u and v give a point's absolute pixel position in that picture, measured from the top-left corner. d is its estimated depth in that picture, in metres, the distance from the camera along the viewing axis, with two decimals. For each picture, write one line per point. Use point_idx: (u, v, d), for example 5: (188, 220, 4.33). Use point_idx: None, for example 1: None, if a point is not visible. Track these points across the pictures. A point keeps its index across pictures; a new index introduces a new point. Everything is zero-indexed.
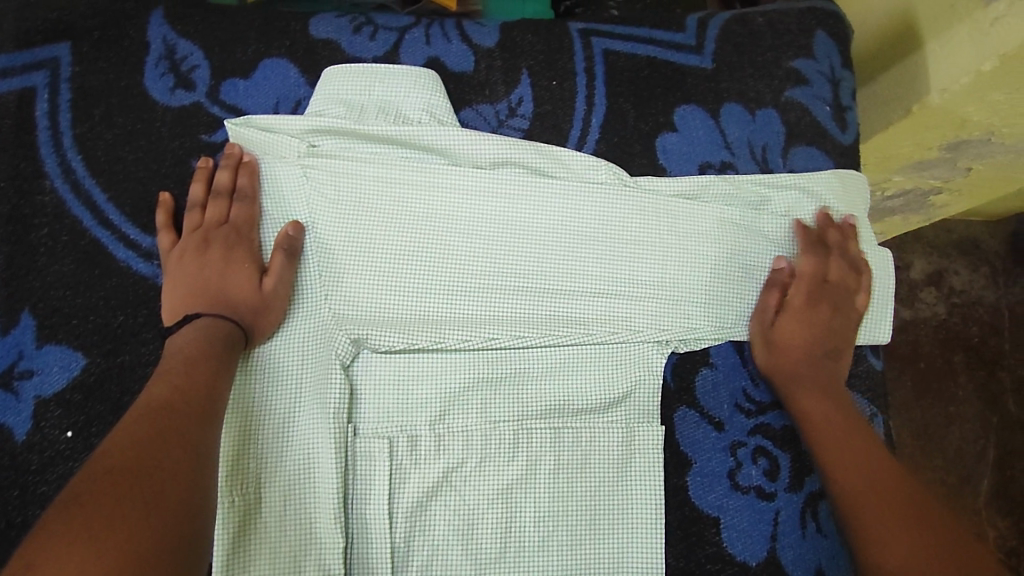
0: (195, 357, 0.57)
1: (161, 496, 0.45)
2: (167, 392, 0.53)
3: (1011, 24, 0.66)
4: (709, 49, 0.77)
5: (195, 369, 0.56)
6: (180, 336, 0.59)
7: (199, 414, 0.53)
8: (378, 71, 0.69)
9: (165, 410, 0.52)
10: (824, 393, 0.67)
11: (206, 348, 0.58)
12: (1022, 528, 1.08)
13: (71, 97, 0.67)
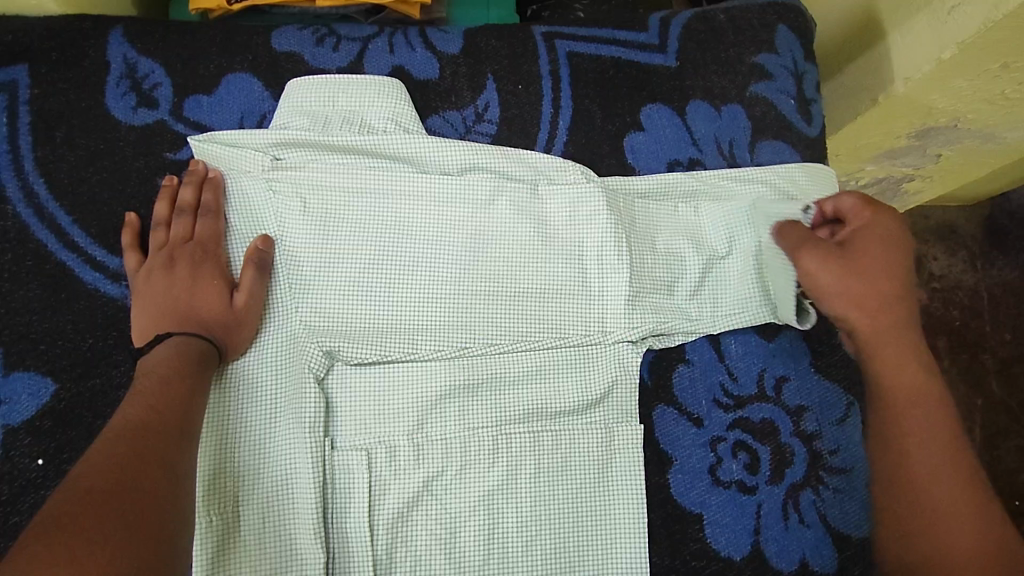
0: (171, 375, 0.55)
1: (142, 520, 0.45)
2: (141, 411, 0.52)
3: (966, 13, 0.67)
4: (673, 47, 0.78)
5: (168, 388, 0.54)
6: (153, 355, 0.57)
7: (175, 432, 0.52)
8: (339, 81, 0.69)
9: (139, 429, 0.51)
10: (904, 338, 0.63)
11: (181, 366, 0.57)
12: (1013, 508, 1.09)
13: (30, 120, 0.67)
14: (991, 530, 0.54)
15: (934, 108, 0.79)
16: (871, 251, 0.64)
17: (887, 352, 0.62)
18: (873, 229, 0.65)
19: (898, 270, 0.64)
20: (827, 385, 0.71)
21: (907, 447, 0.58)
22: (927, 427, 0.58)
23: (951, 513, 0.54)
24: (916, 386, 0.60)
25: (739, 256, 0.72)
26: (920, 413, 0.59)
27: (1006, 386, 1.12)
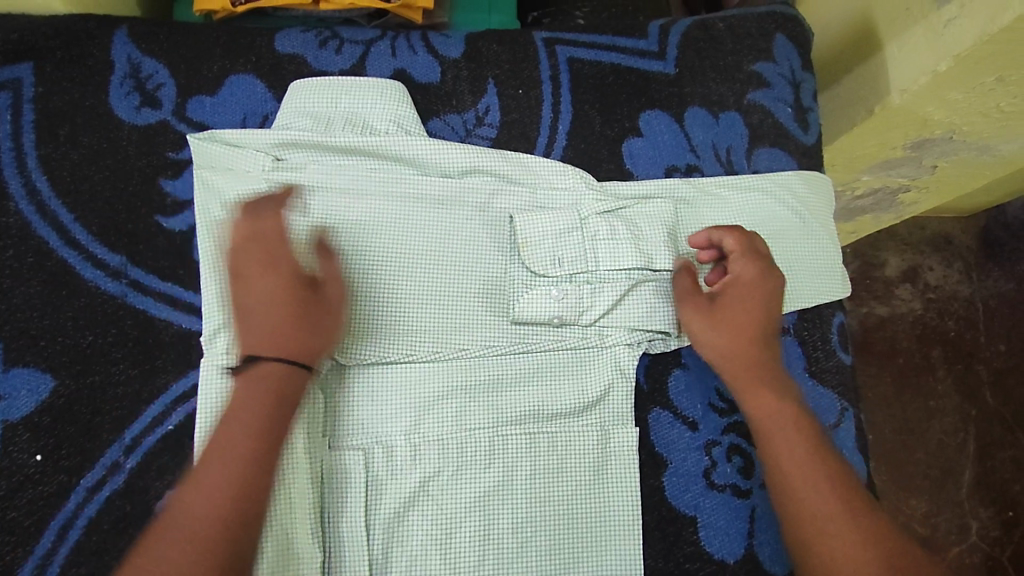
0: (260, 416, 0.56)
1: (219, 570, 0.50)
2: (186, 524, 0.51)
3: (962, 26, 0.67)
4: (672, 55, 0.79)
5: (219, 440, 0.55)
6: (301, 378, 0.59)
7: (230, 499, 0.53)
8: (344, 83, 0.70)
9: (189, 509, 0.52)
10: (767, 380, 0.62)
11: (290, 403, 0.58)
12: (1005, 519, 1.08)
13: (34, 118, 0.67)
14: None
15: (930, 119, 0.79)
16: (750, 299, 0.65)
17: (756, 402, 0.61)
18: (757, 284, 0.65)
19: (773, 321, 0.65)
20: (822, 390, 0.72)
21: (794, 492, 0.57)
22: (809, 473, 0.57)
23: (884, 561, 0.53)
24: (774, 433, 0.59)
25: None
26: (809, 461, 0.58)
27: (1000, 396, 1.13)
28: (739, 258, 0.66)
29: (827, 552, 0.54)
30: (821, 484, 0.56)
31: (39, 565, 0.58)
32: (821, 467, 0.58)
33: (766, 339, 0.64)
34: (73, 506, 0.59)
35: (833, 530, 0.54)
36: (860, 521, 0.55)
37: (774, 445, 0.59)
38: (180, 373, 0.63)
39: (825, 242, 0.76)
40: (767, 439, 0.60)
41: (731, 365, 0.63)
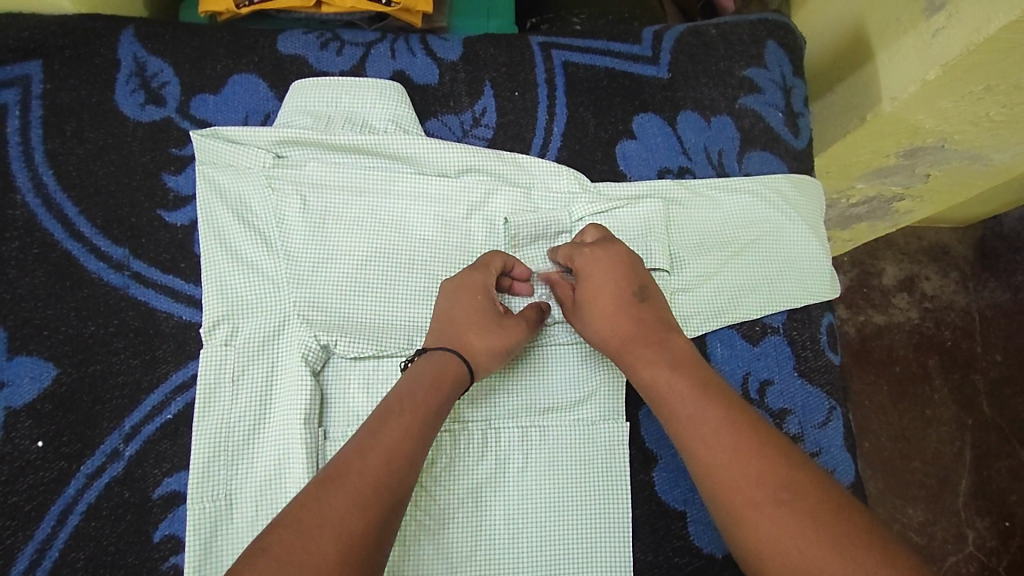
0: (411, 435, 0.54)
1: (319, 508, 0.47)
2: (332, 530, 0.46)
3: (951, 35, 0.69)
4: (665, 60, 0.81)
5: (364, 454, 0.51)
6: (414, 390, 0.56)
7: (377, 506, 0.49)
8: (344, 83, 0.72)
9: (340, 520, 0.47)
10: (659, 349, 0.61)
11: (428, 422, 0.55)
12: (1001, 529, 1.08)
13: (42, 114, 0.69)
14: (815, 514, 0.48)
15: (922, 128, 0.80)
16: (597, 280, 0.65)
17: (645, 369, 0.61)
18: (598, 262, 0.65)
19: (628, 290, 0.64)
20: (810, 389, 0.73)
21: (694, 450, 0.55)
22: (697, 424, 0.55)
23: (777, 496, 0.50)
24: (660, 396, 0.59)
25: (725, 263, 0.75)
26: (696, 413, 0.56)
27: (996, 407, 1.12)
28: (574, 251, 0.67)
29: (721, 499, 0.52)
30: (715, 433, 0.54)
31: (38, 549, 0.59)
32: (709, 416, 0.55)
33: (635, 309, 0.64)
34: (72, 492, 0.61)
35: (721, 477, 0.52)
36: (751, 461, 0.52)
37: (669, 407, 0.58)
38: (180, 364, 0.65)
39: (814, 245, 0.78)
40: (663, 403, 0.59)
41: (614, 336, 0.63)
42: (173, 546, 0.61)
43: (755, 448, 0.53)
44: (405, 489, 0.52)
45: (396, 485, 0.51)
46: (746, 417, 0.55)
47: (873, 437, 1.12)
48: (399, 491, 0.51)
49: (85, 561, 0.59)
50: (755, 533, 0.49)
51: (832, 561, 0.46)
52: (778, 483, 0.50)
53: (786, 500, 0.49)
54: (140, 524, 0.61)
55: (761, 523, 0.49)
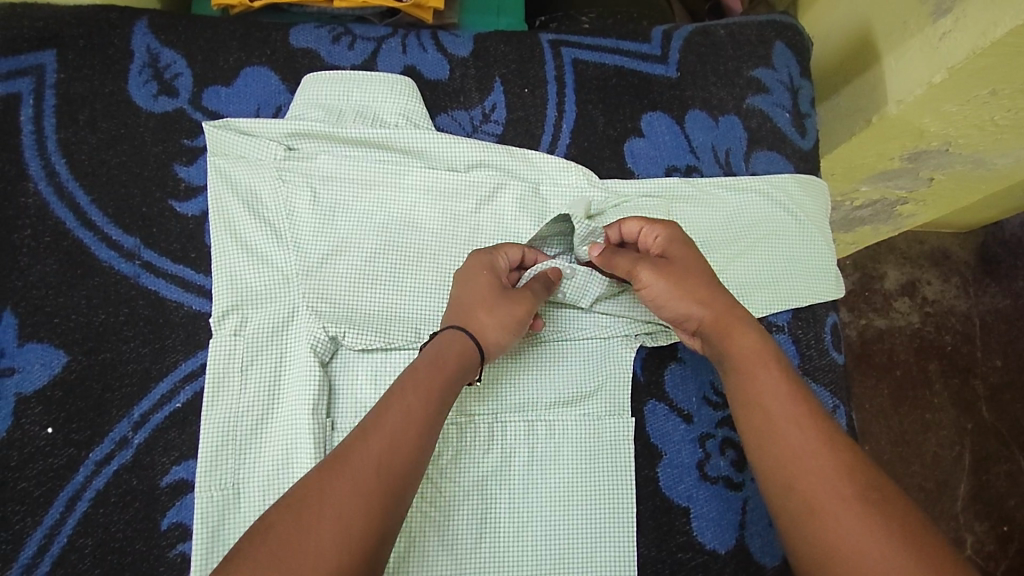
0: (417, 416, 0.53)
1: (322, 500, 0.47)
2: (335, 522, 0.46)
3: (958, 40, 0.69)
4: (673, 59, 0.81)
5: (369, 437, 0.51)
6: (419, 371, 0.56)
7: (379, 491, 0.49)
8: (355, 77, 0.72)
9: (340, 504, 0.47)
10: (747, 333, 0.60)
11: (435, 402, 0.55)
12: (1000, 533, 1.08)
13: (55, 103, 0.69)
14: (896, 518, 0.47)
15: (927, 131, 0.80)
16: (689, 263, 0.63)
17: (735, 349, 0.59)
18: (681, 248, 0.64)
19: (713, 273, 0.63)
20: (815, 388, 0.74)
21: (779, 439, 0.53)
22: (786, 413, 0.54)
23: (862, 496, 0.49)
24: (748, 374, 0.57)
25: (731, 262, 0.75)
26: (787, 401, 0.55)
27: (995, 411, 1.13)
28: (650, 232, 0.66)
29: (803, 489, 0.50)
30: (801, 427, 0.53)
31: (47, 534, 0.60)
32: (800, 409, 0.55)
33: (722, 290, 0.62)
34: (81, 478, 0.61)
35: (806, 468, 0.51)
36: (842, 459, 0.51)
37: (757, 391, 0.56)
38: (189, 353, 0.65)
39: (821, 245, 0.78)
40: (748, 386, 0.57)
41: (703, 314, 0.61)
42: (180, 534, 0.61)
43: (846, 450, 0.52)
44: (412, 472, 0.51)
45: (400, 474, 0.50)
46: (828, 418, 0.55)
47: (873, 440, 1.11)
48: (404, 472, 0.50)
49: (93, 547, 0.60)
50: (835, 528, 0.48)
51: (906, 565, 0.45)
52: (860, 484, 0.49)
53: (873, 499, 0.49)
54: (148, 511, 0.61)
55: (842, 517, 0.48)
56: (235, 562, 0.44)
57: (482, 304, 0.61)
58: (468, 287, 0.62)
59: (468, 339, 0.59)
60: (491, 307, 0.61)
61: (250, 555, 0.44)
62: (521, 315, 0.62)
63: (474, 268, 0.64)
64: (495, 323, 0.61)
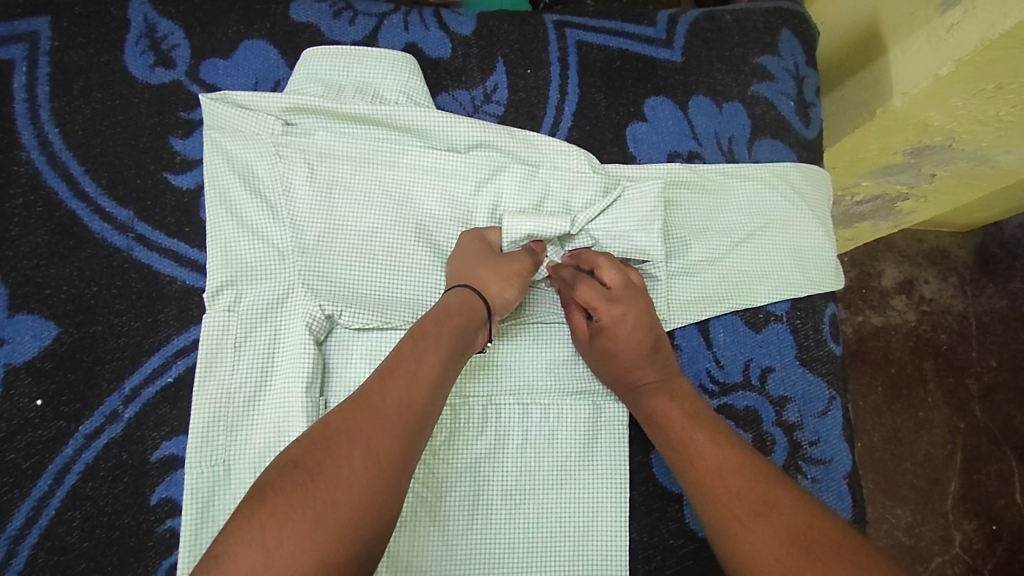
0: (431, 361, 0.55)
1: (346, 437, 0.48)
2: (359, 460, 0.47)
3: (966, 31, 0.68)
4: (679, 43, 0.80)
5: (389, 379, 0.52)
6: (425, 323, 0.58)
7: (405, 423, 0.50)
8: (356, 53, 0.71)
9: (367, 439, 0.48)
10: (662, 387, 0.64)
11: (447, 353, 0.56)
12: (989, 532, 1.09)
13: (49, 71, 0.68)
14: (792, 527, 0.51)
15: (931, 125, 0.79)
16: (624, 337, 0.65)
17: (647, 402, 0.64)
18: (625, 328, 0.65)
19: (644, 336, 0.66)
20: (811, 378, 0.73)
21: (700, 467, 0.58)
22: (705, 444, 0.59)
23: (756, 512, 0.53)
24: (663, 424, 0.62)
25: (730, 250, 0.75)
26: (703, 439, 0.59)
27: (988, 411, 1.13)
28: (602, 304, 0.66)
29: (710, 513, 0.55)
30: (718, 451, 0.58)
31: (35, 506, 0.59)
32: (718, 438, 0.59)
33: (647, 353, 0.65)
34: (70, 451, 0.60)
35: (727, 477, 0.56)
36: (759, 471, 0.56)
37: (675, 433, 0.61)
38: (182, 328, 0.64)
39: (821, 237, 0.77)
40: (667, 425, 0.62)
41: (621, 372, 0.66)
42: (169, 509, 0.60)
43: (752, 471, 0.56)
44: (431, 410, 0.53)
45: (417, 419, 0.51)
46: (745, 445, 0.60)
47: (866, 435, 1.11)
48: (423, 414, 0.52)
49: (81, 521, 0.59)
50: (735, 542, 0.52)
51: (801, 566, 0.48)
52: (755, 500, 0.54)
53: (765, 513, 0.52)
54: (137, 486, 0.61)
55: (743, 532, 0.52)
56: (268, 489, 0.45)
57: (478, 263, 0.64)
58: (464, 254, 0.65)
59: (470, 291, 0.61)
60: (487, 264, 0.63)
61: (282, 482, 0.45)
62: (518, 269, 0.65)
63: (469, 242, 0.66)
64: (495, 276, 0.63)
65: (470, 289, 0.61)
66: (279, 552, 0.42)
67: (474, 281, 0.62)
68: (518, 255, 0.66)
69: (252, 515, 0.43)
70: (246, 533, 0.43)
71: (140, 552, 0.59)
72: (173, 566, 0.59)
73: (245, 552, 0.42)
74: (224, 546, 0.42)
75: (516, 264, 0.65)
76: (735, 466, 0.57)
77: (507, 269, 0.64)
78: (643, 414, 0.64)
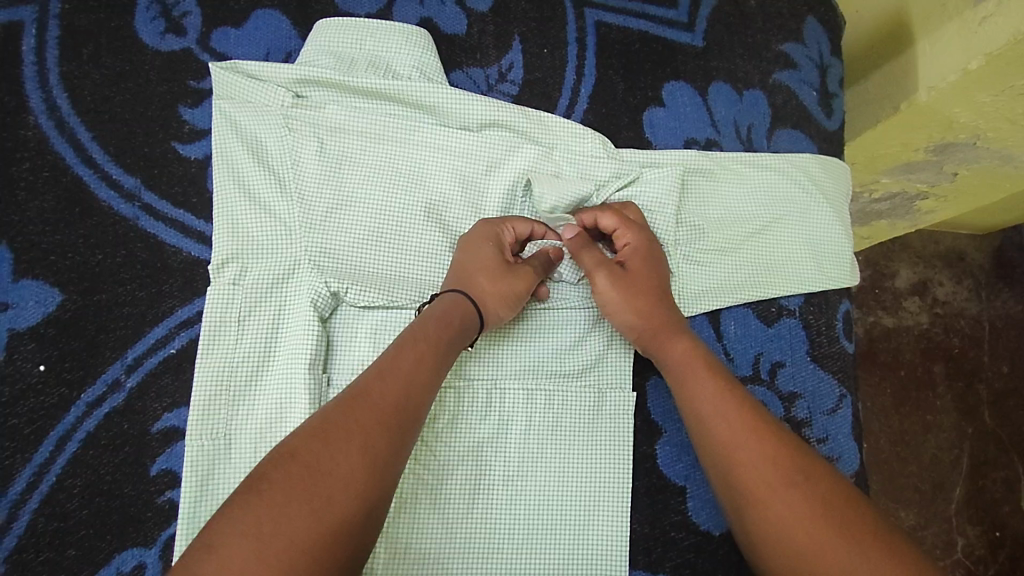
0: (427, 362, 0.54)
1: (345, 431, 0.47)
2: (355, 458, 0.46)
3: (997, 24, 0.65)
4: (700, 28, 0.78)
5: (385, 375, 0.52)
6: (425, 324, 0.57)
7: (397, 424, 0.50)
8: (370, 25, 0.70)
9: (365, 434, 0.48)
10: (681, 333, 0.63)
11: (444, 351, 0.56)
12: (992, 539, 1.07)
13: (59, 34, 0.67)
14: (826, 499, 0.50)
15: (955, 122, 0.76)
16: (642, 269, 0.66)
17: (672, 353, 0.62)
18: (640, 255, 0.66)
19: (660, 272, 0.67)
20: (822, 375, 0.72)
21: (714, 438, 0.56)
22: (719, 408, 0.57)
23: (787, 480, 0.52)
24: (683, 377, 0.60)
25: (744, 241, 0.73)
26: (721, 399, 0.58)
27: (998, 418, 1.11)
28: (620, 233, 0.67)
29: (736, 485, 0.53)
30: (730, 421, 0.56)
31: (36, 471, 0.59)
32: (732, 402, 0.57)
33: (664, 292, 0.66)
34: (71, 419, 0.60)
35: (744, 450, 0.54)
36: (776, 444, 0.54)
37: (689, 399, 0.59)
38: (186, 300, 0.64)
39: (838, 231, 0.75)
40: (683, 390, 0.60)
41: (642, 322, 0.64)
42: (168, 481, 0.60)
43: (774, 439, 0.54)
44: (423, 411, 0.53)
45: (410, 417, 0.51)
46: (757, 404, 0.58)
47: (872, 436, 1.10)
48: (417, 412, 0.52)
49: (81, 488, 0.59)
50: (763, 518, 0.51)
51: (834, 545, 0.47)
52: (790, 469, 0.52)
53: (796, 484, 0.51)
54: (137, 457, 0.60)
55: (774, 505, 0.51)
56: (266, 481, 0.44)
57: (484, 272, 0.61)
58: (477, 260, 0.62)
59: (467, 302, 0.59)
60: (492, 279, 0.61)
61: (279, 473, 0.44)
62: (521, 289, 0.62)
63: (483, 244, 0.63)
64: (499, 299, 0.61)
65: (466, 301, 0.59)
66: (278, 543, 0.41)
67: (474, 292, 0.60)
68: (526, 271, 0.63)
69: (247, 508, 0.42)
70: (243, 525, 0.42)
71: (139, 522, 0.59)
72: (171, 538, 0.59)
73: (241, 546, 0.40)
74: (216, 534, 0.41)
75: (521, 282, 0.62)
76: (752, 435, 0.55)
77: (505, 285, 0.61)
78: (671, 368, 0.61)
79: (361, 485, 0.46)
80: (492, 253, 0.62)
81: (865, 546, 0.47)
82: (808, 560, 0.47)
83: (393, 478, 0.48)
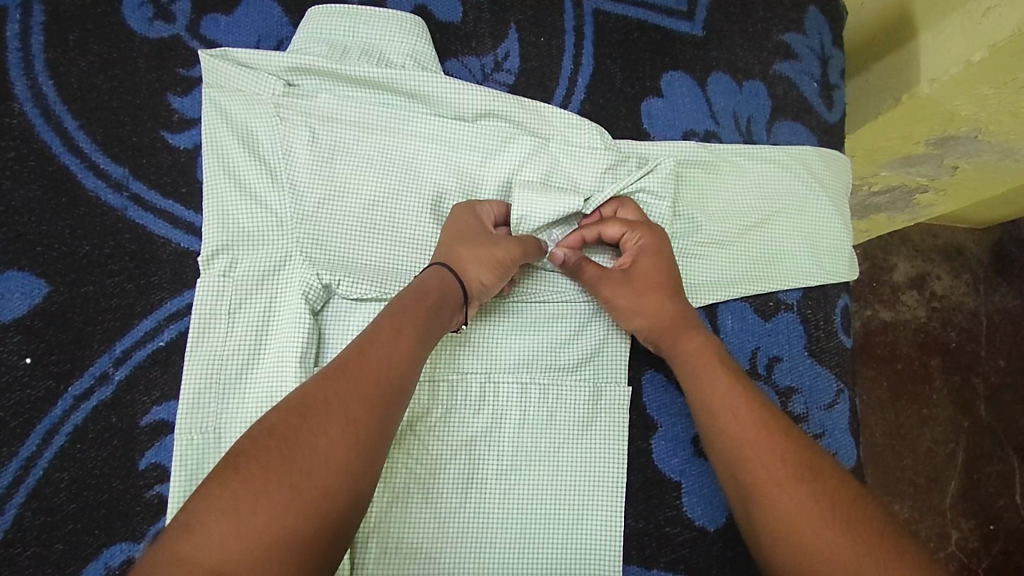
0: (408, 334, 0.53)
1: (323, 405, 0.46)
2: (335, 431, 0.45)
3: (1001, 14, 0.64)
4: (700, 17, 0.77)
5: (366, 349, 0.51)
6: (402, 299, 0.56)
7: (379, 396, 0.49)
8: (363, 13, 0.68)
9: (345, 406, 0.47)
10: (695, 330, 0.63)
11: (425, 326, 0.55)
12: (986, 532, 1.07)
13: (44, 19, 0.66)
14: (830, 495, 0.50)
15: (957, 115, 0.75)
16: (655, 268, 0.65)
17: (684, 346, 0.62)
18: (654, 252, 0.65)
19: (672, 268, 0.66)
20: (818, 370, 0.71)
21: (723, 427, 0.56)
22: (733, 404, 0.57)
23: (797, 476, 0.51)
24: (692, 374, 0.60)
25: (741, 235, 0.72)
26: (729, 395, 0.58)
27: (994, 412, 1.10)
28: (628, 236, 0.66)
29: (744, 474, 0.53)
30: (739, 414, 0.56)
31: (23, 465, 0.58)
32: (741, 398, 0.57)
33: (676, 288, 0.65)
34: (58, 412, 0.59)
35: (757, 442, 0.54)
36: (782, 444, 0.53)
37: (699, 389, 0.59)
38: (175, 292, 0.63)
39: (835, 225, 0.74)
40: (695, 376, 0.60)
41: (655, 322, 0.63)
42: (158, 475, 0.59)
43: (783, 438, 0.54)
44: (406, 385, 0.52)
45: (392, 390, 0.50)
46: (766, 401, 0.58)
47: (868, 430, 1.10)
48: (400, 385, 0.51)
49: (69, 482, 0.58)
50: (772, 508, 0.50)
51: (837, 538, 0.47)
52: (800, 465, 0.52)
53: (807, 480, 0.51)
54: (126, 450, 0.60)
55: (782, 498, 0.50)
56: (241, 456, 0.43)
57: (463, 242, 0.61)
58: (454, 232, 0.62)
59: (444, 270, 0.58)
60: (469, 246, 0.60)
61: (257, 448, 0.44)
62: (503, 255, 0.61)
63: (460, 219, 0.63)
64: (477, 262, 0.60)
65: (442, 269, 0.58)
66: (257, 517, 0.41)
67: (452, 261, 0.59)
68: (508, 238, 0.62)
69: (224, 483, 0.42)
70: (221, 500, 0.41)
71: (128, 516, 0.58)
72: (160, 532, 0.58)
73: (217, 524, 0.40)
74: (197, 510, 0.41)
75: (503, 248, 0.61)
76: (763, 433, 0.54)
77: (481, 252, 0.60)
78: (680, 360, 0.62)
79: (343, 457, 0.45)
80: (469, 227, 0.62)
81: (871, 541, 0.47)
82: (810, 548, 0.47)
83: (376, 450, 0.47)
